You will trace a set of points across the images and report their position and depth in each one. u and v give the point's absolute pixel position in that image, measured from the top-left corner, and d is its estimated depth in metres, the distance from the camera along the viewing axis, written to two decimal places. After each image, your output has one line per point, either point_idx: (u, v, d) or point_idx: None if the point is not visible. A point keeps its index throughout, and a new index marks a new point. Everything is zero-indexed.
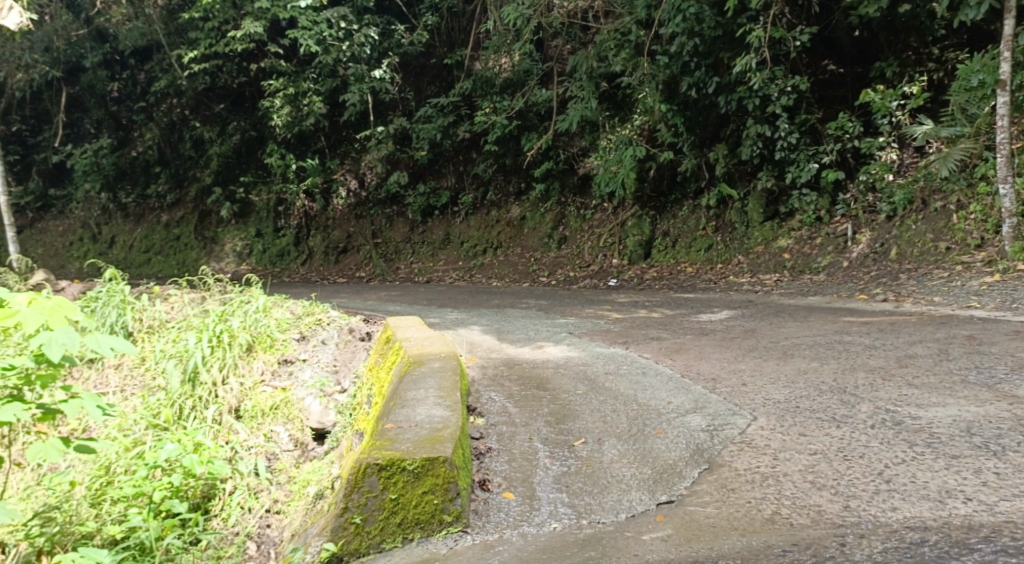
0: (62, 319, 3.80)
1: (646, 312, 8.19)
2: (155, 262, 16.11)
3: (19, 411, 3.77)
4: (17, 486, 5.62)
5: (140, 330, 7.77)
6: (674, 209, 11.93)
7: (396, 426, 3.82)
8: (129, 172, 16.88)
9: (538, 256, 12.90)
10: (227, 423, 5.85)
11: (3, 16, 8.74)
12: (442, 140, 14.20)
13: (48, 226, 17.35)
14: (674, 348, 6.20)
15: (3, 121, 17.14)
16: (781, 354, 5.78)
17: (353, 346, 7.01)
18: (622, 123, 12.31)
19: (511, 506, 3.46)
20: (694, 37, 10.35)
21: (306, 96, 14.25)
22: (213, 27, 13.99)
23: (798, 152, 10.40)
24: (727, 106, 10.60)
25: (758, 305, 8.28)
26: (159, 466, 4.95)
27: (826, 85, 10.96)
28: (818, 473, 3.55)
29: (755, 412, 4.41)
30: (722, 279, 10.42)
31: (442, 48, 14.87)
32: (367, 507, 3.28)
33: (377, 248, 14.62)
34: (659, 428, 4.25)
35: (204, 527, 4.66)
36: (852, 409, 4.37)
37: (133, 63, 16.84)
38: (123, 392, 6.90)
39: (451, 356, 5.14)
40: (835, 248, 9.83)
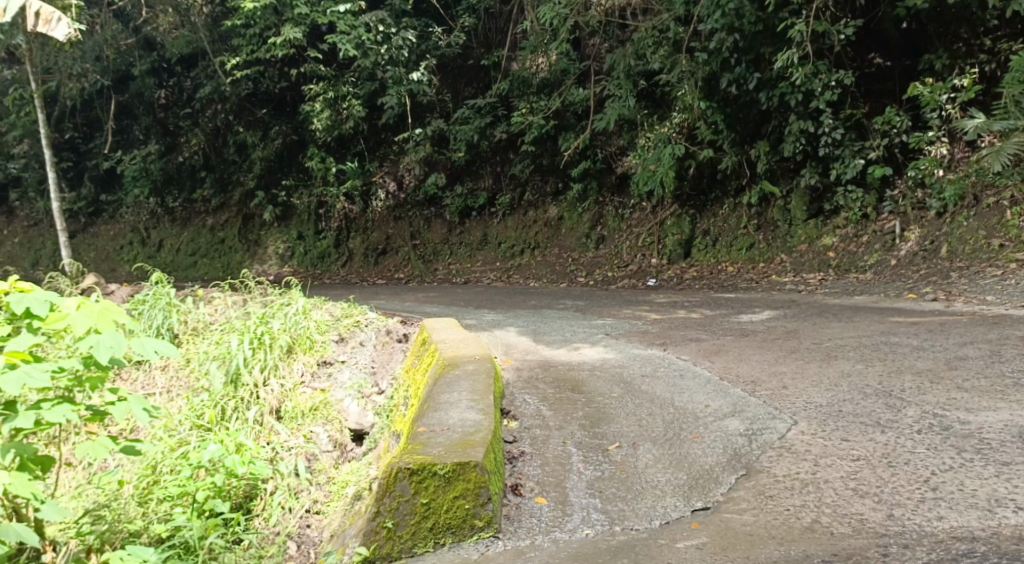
0: (109, 323, 3.90)
1: (685, 313, 8.07)
2: (201, 265, 16.46)
3: (69, 413, 3.86)
4: (68, 484, 5.76)
5: (185, 332, 7.94)
6: (714, 208, 11.76)
7: (428, 430, 3.82)
8: (176, 177, 17.28)
9: (576, 256, 12.85)
10: (268, 423, 5.92)
11: (52, 28, 9.00)
12: (480, 141, 14.23)
13: (100, 231, 17.86)
14: (712, 349, 6.10)
15: (56, 129, 17.69)
16: (824, 356, 5.64)
17: (391, 348, 7.05)
18: (661, 121, 12.17)
19: (544, 511, 3.43)
20: (733, 33, 10.19)
21: (346, 100, 14.44)
22: (255, 33, 14.23)
23: (842, 147, 10.07)
24: (769, 102, 10.31)
25: (801, 305, 8.11)
26: (202, 466, 5.05)
27: (873, 79, 10.71)
28: (861, 479, 3.44)
29: (796, 416, 4.30)
30: (764, 278, 10.24)
31: (479, 49, 14.93)
32: (399, 511, 3.29)
33: (416, 249, 14.70)
34: (696, 432, 4.18)
35: (246, 527, 4.72)
36: (898, 413, 4.23)
37: (179, 70, 17.23)
38: (169, 393, 7.04)
39: (486, 358, 5.13)
40: (882, 246, 9.59)
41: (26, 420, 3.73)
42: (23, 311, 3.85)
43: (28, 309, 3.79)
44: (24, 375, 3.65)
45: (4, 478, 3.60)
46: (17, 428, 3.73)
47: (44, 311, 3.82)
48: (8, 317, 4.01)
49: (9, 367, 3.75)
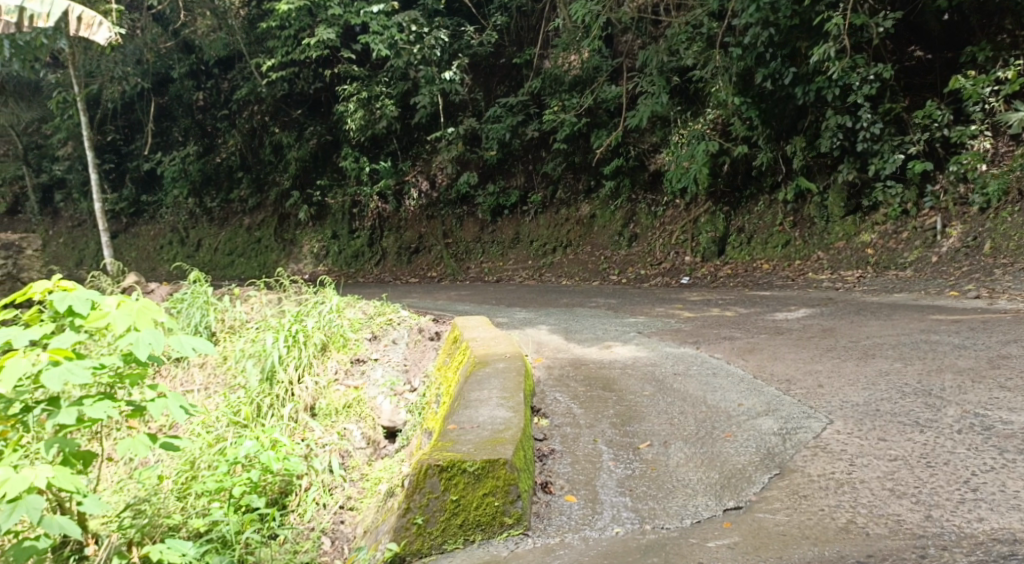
0: (147, 321, 3.99)
1: (719, 311, 7.98)
2: (238, 264, 16.73)
3: (110, 409, 3.94)
4: (110, 478, 5.87)
5: (222, 330, 8.08)
6: (749, 204, 11.62)
7: (458, 427, 3.84)
8: (213, 177, 17.59)
9: (608, 254, 12.80)
10: (303, 420, 5.99)
11: (93, 32, 9.22)
12: (512, 139, 14.24)
13: (141, 231, 18.25)
14: (746, 348, 6.02)
15: (99, 131, 18.11)
16: (861, 354, 5.54)
17: (423, 346, 7.09)
18: (695, 117, 12.06)
19: (573, 508, 3.42)
20: (769, 27, 10.04)
21: (379, 100, 14.54)
22: (290, 35, 14.40)
23: (882, 142, 9.86)
24: (805, 97, 10.16)
25: (838, 303, 7.97)
26: (238, 462, 5.13)
27: (913, 73, 10.42)
28: (898, 480, 3.37)
29: (831, 415, 4.23)
30: (800, 276, 10.09)
31: (511, 48, 14.95)
32: (429, 508, 3.30)
33: (448, 248, 14.75)
34: (728, 431, 4.13)
35: (281, 522, 4.78)
36: (937, 412, 4.14)
37: (217, 72, 17.51)
38: (207, 390, 7.17)
39: (517, 356, 5.13)
40: (923, 242, 9.38)
41: (69, 416, 3.83)
42: (66, 309, 3.97)
43: (70, 307, 3.91)
44: (66, 372, 3.76)
45: (48, 471, 3.69)
46: (60, 423, 3.83)
47: (86, 310, 3.93)
48: (52, 316, 4.13)
49: (52, 364, 3.86)
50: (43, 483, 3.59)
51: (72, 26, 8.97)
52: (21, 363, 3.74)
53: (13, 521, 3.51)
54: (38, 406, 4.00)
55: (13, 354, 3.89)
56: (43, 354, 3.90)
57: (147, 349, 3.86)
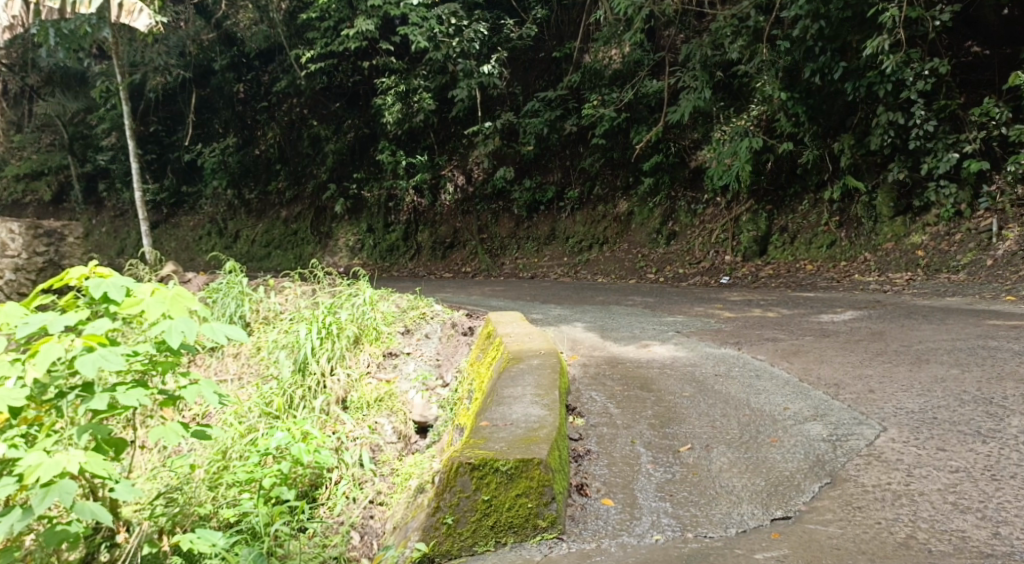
0: (181, 309, 3.91)
1: (761, 312, 7.74)
2: (274, 256, 16.84)
3: (141, 397, 3.87)
4: (144, 466, 5.83)
5: (256, 321, 8.05)
6: (793, 203, 11.30)
7: (491, 425, 3.69)
8: (252, 169, 17.72)
9: (645, 252, 12.57)
10: (334, 413, 5.90)
11: (134, 19, 9.29)
12: (550, 134, 14.09)
13: (181, 221, 18.48)
14: (791, 350, 5.79)
15: (142, 122, 18.35)
16: (914, 359, 5.27)
17: (456, 341, 6.97)
18: (738, 113, 11.77)
19: (610, 513, 3.25)
20: (819, 20, 9.72)
21: (416, 93, 14.44)
22: (329, 26, 14.38)
23: (935, 140, 9.53)
24: (855, 92, 9.84)
25: (886, 305, 7.67)
26: (269, 453, 5.05)
27: (970, 68, 10.05)
28: (961, 493, 3.15)
29: (885, 422, 4.00)
30: (846, 277, 9.78)
31: (551, 42, 14.77)
32: (460, 508, 3.17)
33: (483, 244, 14.65)
34: (774, 435, 3.93)
35: (311, 515, 4.69)
36: (1001, 422, 3.89)
37: (257, 65, 17.59)
38: (240, 380, 7.14)
39: (552, 353, 4.98)
40: (977, 245, 9.01)
41: (102, 402, 3.76)
42: (101, 296, 3.91)
43: (106, 294, 3.84)
44: (100, 358, 3.68)
45: (81, 456, 3.63)
46: (92, 409, 3.77)
47: (120, 296, 3.85)
48: (88, 302, 4.08)
49: (87, 350, 3.80)
50: (75, 468, 3.53)
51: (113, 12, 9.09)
52: (56, 348, 3.67)
53: (46, 505, 3.43)
54: (71, 391, 3.94)
55: (47, 339, 3.84)
56: (77, 339, 3.85)
57: (181, 336, 3.79)
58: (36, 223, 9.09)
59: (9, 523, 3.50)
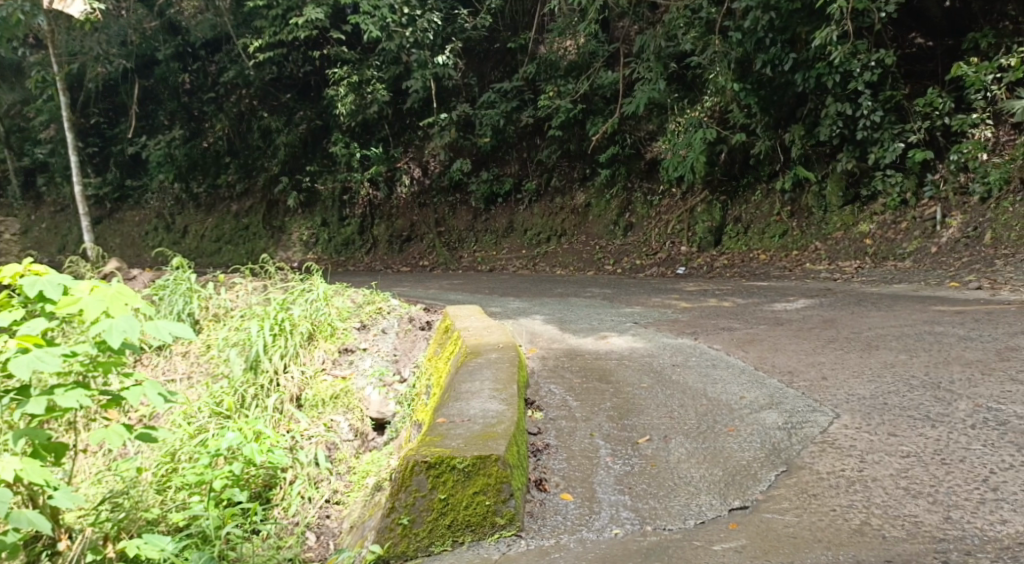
0: (122, 307, 3.76)
1: (717, 301, 7.81)
2: (226, 252, 16.49)
3: (82, 398, 3.72)
4: (89, 471, 5.65)
5: (206, 318, 7.86)
6: (746, 194, 11.44)
7: (448, 421, 3.63)
8: (201, 163, 17.23)
9: (602, 243, 12.61)
10: (288, 411, 5.78)
11: None
12: (506, 126, 13.97)
13: (126, 217, 17.93)
14: (746, 339, 5.84)
15: (82, 114, 17.74)
16: (865, 346, 5.36)
17: (413, 336, 6.87)
18: (692, 104, 11.85)
19: (569, 508, 3.22)
20: (769, 11, 9.75)
21: (369, 84, 14.22)
22: (277, 15, 14.05)
23: (882, 130, 9.72)
24: (805, 84, 9.98)
25: (838, 293, 7.80)
26: (221, 454, 4.92)
27: (913, 60, 10.28)
28: (912, 478, 3.19)
29: (838, 409, 4.05)
30: (798, 267, 9.93)
31: (505, 32, 14.69)
32: (415, 508, 3.11)
33: (440, 237, 14.53)
34: (731, 425, 3.94)
35: (265, 516, 4.58)
36: (948, 406, 3.97)
37: (204, 54, 17.17)
38: (190, 379, 6.94)
39: (510, 346, 4.94)
40: (922, 233, 9.21)
41: (38, 406, 3.57)
42: (36, 295, 3.74)
43: (41, 292, 3.67)
44: (35, 360, 3.50)
45: (15, 464, 3.47)
46: (29, 413, 3.58)
47: (56, 295, 3.68)
48: (23, 301, 3.90)
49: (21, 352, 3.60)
50: (12, 475, 3.36)
51: None
52: None
53: None
54: (7, 395, 3.77)
55: None
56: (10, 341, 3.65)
57: (122, 336, 3.63)
58: None
59: None
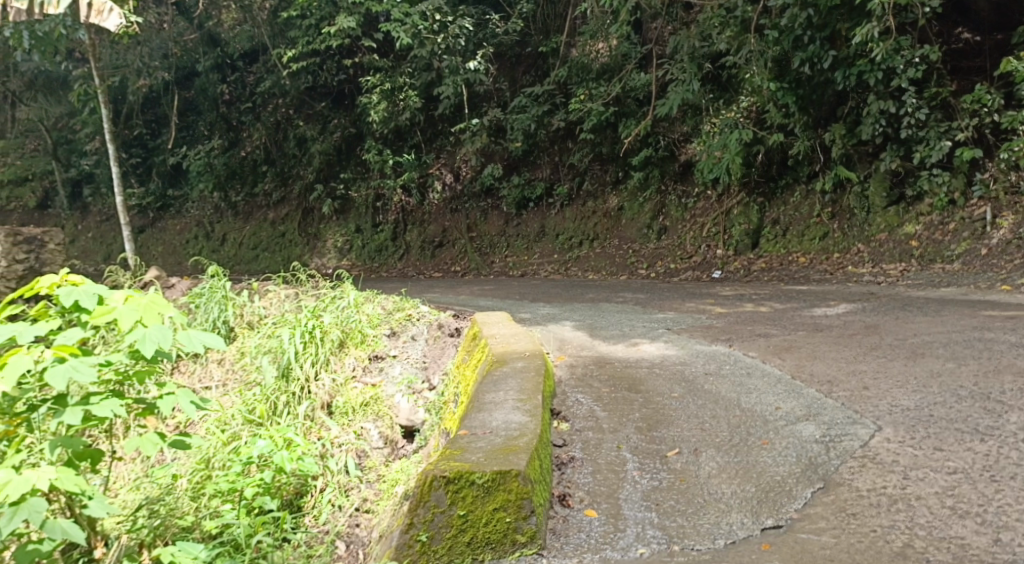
0: (155, 316, 3.71)
1: (753, 306, 7.60)
2: (262, 258, 16.63)
3: (116, 407, 3.68)
4: (127, 477, 5.66)
5: (240, 326, 7.89)
6: (784, 195, 11.18)
7: (469, 433, 3.54)
8: (239, 171, 17.49)
9: (636, 247, 12.42)
10: (319, 419, 5.74)
11: (105, 19, 8.74)
12: (537, 130, 13.98)
13: (167, 225, 18.19)
14: (783, 346, 5.64)
15: (126, 125, 18.08)
16: (910, 354, 5.13)
17: (442, 342, 6.81)
18: (728, 105, 11.63)
19: (594, 525, 3.11)
20: (806, 8, 9.54)
21: (402, 91, 14.33)
22: (311, 24, 14.16)
23: (927, 128, 9.42)
24: (845, 82, 9.68)
25: (881, 298, 7.53)
26: (252, 462, 4.86)
27: (960, 56, 9.92)
28: (959, 496, 3.01)
29: (880, 421, 3.86)
30: (839, 270, 9.66)
31: (538, 37, 14.55)
32: (434, 524, 3.02)
33: (473, 242, 14.47)
34: (765, 437, 3.78)
35: (295, 525, 4.54)
36: (999, 419, 3.75)
37: (242, 65, 17.44)
38: (224, 387, 6.97)
39: (537, 354, 4.83)
40: (971, 234, 8.90)
41: (74, 416, 3.55)
42: (72, 305, 3.71)
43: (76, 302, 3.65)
44: (71, 369, 3.47)
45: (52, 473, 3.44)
46: (65, 423, 3.56)
47: (91, 305, 3.66)
48: (59, 311, 3.89)
49: (57, 362, 3.57)
50: (47, 485, 3.33)
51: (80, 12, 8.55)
52: (25, 360, 3.45)
53: (14, 526, 3.24)
54: (44, 404, 3.74)
55: (15, 350, 3.63)
56: (47, 351, 3.64)
57: (155, 344, 3.58)
58: (15, 229, 8.55)
59: None
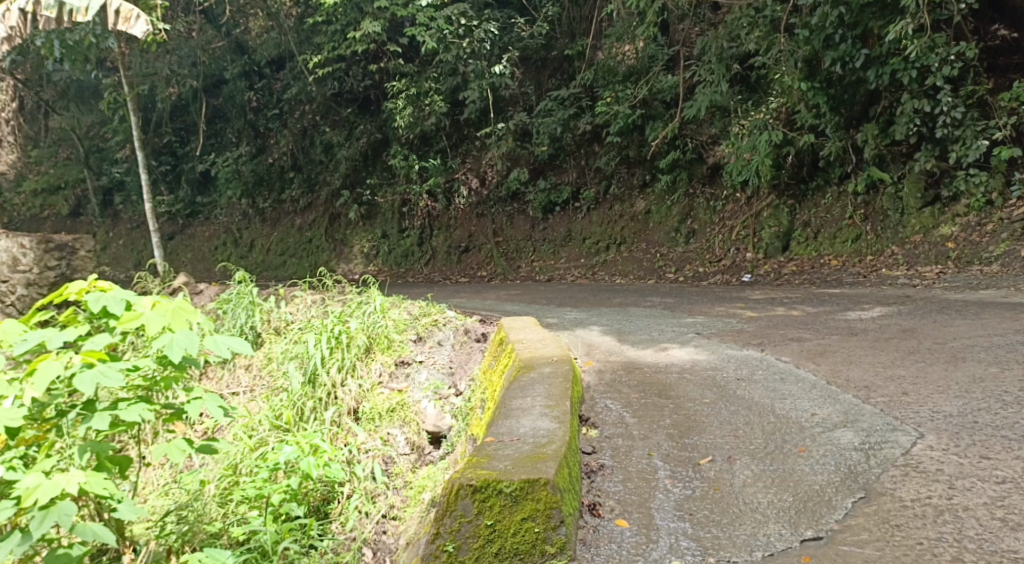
0: (183, 323, 3.67)
1: (784, 310, 7.45)
2: (290, 264, 16.70)
3: (144, 412, 3.66)
4: (156, 483, 5.66)
5: (267, 331, 7.91)
6: (816, 197, 10.98)
7: (496, 441, 3.47)
8: (266, 178, 17.66)
9: (664, 251, 12.28)
10: (346, 424, 5.70)
11: (131, 26, 8.88)
12: (563, 133, 13.87)
13: (196, 232, 18.34)
14: (818, 351, 5.49)
15: (156, 133, 18.33)
16: (949, 358, 4.96)
17: (469, 348, 6.71)
18: (756, 106, 11.47)
19: (624, 535, 3.02)
20: (838, 6, 9.36)
21: (428, 96, 14.38)
22: (337, 30, 14.22)
23: (963, 128, 9.19)
24: (878, 80, 9.50)
25: (917, 301, 7.33)
26: (279, 468, 4.80)
27: (996, 53, 9.67)
28: (1010, 507, 2.88)
29: (921, 428, 3.72)
30: (873, 273, 9.44)
31: (563, 40, 14.45)
32: (461, 533, 2.97)
33: (499, 247, 14.41)
34: (802, 445, 3.66)
35: (322, 531, 4.50)
36: None
37: (269, 73, 17.62)
38: (252, 392, 6.97)
39: (565, 359, 4.74)
40: (1010, 235, 8.65)
41: (102, 421, 3.53)
42: (100, 311, 3.69)
43: (104, 308, 3.63)
44: (99, 374, 3.44)
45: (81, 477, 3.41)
46: (94, 428, 3.53)
47: (119, 310, 3.63)
48: (88, 318, 3.88)
49: (85, 367, 3.55)
50: (75, 489, 3.29)
51: (108, 19, 8.71)
52: (54, 365, 3.44)
53: (44, 529, 3.21)
54: (72, 410, 3.73)
55: (45, 356, 3.61)
56: (75, 356, 3.62)
57: (183, 351, 3.55)
58: (47, 236, 8.65)
59: (7, 549, 3.26)
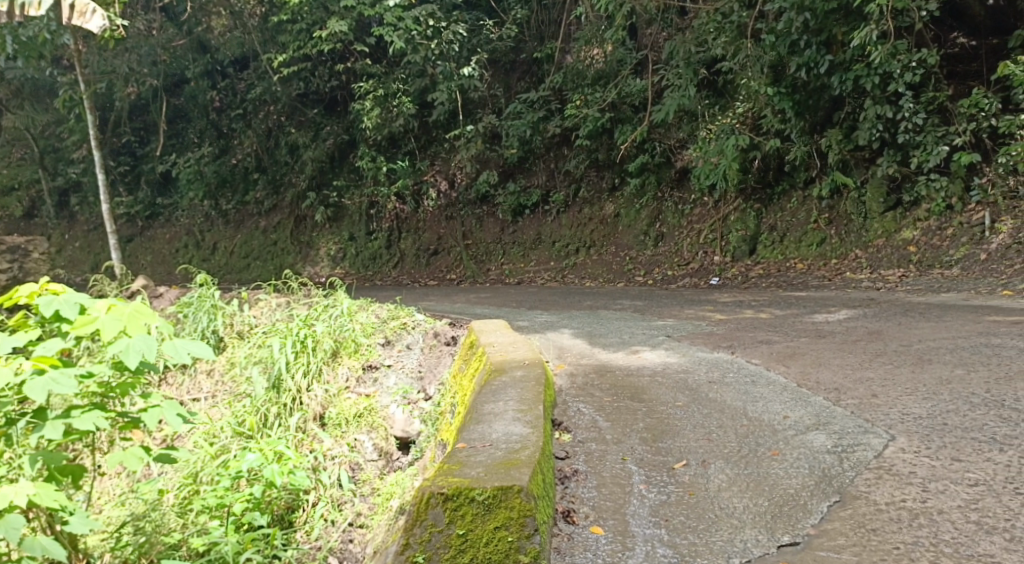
0: (140, 326, 3.53)
1: (753, 313, 7.47)
2: (254, 267, 16.41)
3: (99, 420, 3.50)
4: (112, 493, 5.46)
5: (230, 335, 7.71)
6: (782, 201, 11.07)
7: (468, 447, 3.39)
8: (229, 179, 17.35)
9: (633, 254, 12.30)
10: (312, 430, 5.56)
11: (87, 20, 8.61)
12: (532, 136, 13.84)
13: (157, 234, 17.91)
14: (787, 353, 5.50)
15: (114, 134, 17.92)
16: (916, 360, 5.00)
17: (438, 351, 6.59)
18: (723, 111, 11.57)
19: (600, 543, 2.96)
20: (803, 12, 9.39)
21: (395, 97, 14.27)
22: (302, 29, 14.02)
23: (924, 134, 9.36)
24: (842, 86, 9.63)
25: (882, 304, 7.40)
26: (242, 476, 4.65)
27: (956, 60, 9.86)
28: (983, 510, 2.88)
29: (892, 430, 3.72)
30: (838, 276, 9.53)
31: (532, 42, 14.42)
32: (432, 544, 2.88)
33: (467, 250, 14.32)
34: (775, 448, 3.65)
35: (286, 540, 4.37)
36: (1015, 427, 3.63)
37: (232, 72, 17.35)
38: (214, 398, 6.80)
39: (536, 363, 4.68)
40: (970, 239, 8.80)
41: (54, 431, 3.37)
42: (52, 315, 3.54)
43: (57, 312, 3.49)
44: (50, 381, 3.29)
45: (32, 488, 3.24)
46: (45, 438, 3.37)
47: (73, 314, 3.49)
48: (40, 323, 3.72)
49: (37, 374, 3.40)
50: (24, 501, 3.13)
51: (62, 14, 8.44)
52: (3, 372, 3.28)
53: None
54: (23, 418, 3.56)
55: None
56: (26, 363, 3.46)
57: (140, 355, 3.41)
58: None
59: None
